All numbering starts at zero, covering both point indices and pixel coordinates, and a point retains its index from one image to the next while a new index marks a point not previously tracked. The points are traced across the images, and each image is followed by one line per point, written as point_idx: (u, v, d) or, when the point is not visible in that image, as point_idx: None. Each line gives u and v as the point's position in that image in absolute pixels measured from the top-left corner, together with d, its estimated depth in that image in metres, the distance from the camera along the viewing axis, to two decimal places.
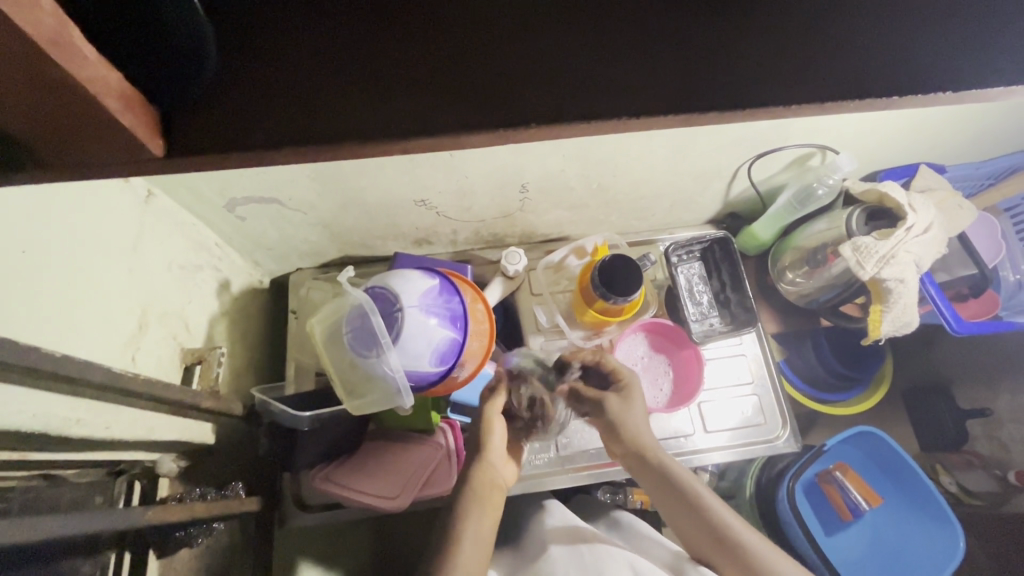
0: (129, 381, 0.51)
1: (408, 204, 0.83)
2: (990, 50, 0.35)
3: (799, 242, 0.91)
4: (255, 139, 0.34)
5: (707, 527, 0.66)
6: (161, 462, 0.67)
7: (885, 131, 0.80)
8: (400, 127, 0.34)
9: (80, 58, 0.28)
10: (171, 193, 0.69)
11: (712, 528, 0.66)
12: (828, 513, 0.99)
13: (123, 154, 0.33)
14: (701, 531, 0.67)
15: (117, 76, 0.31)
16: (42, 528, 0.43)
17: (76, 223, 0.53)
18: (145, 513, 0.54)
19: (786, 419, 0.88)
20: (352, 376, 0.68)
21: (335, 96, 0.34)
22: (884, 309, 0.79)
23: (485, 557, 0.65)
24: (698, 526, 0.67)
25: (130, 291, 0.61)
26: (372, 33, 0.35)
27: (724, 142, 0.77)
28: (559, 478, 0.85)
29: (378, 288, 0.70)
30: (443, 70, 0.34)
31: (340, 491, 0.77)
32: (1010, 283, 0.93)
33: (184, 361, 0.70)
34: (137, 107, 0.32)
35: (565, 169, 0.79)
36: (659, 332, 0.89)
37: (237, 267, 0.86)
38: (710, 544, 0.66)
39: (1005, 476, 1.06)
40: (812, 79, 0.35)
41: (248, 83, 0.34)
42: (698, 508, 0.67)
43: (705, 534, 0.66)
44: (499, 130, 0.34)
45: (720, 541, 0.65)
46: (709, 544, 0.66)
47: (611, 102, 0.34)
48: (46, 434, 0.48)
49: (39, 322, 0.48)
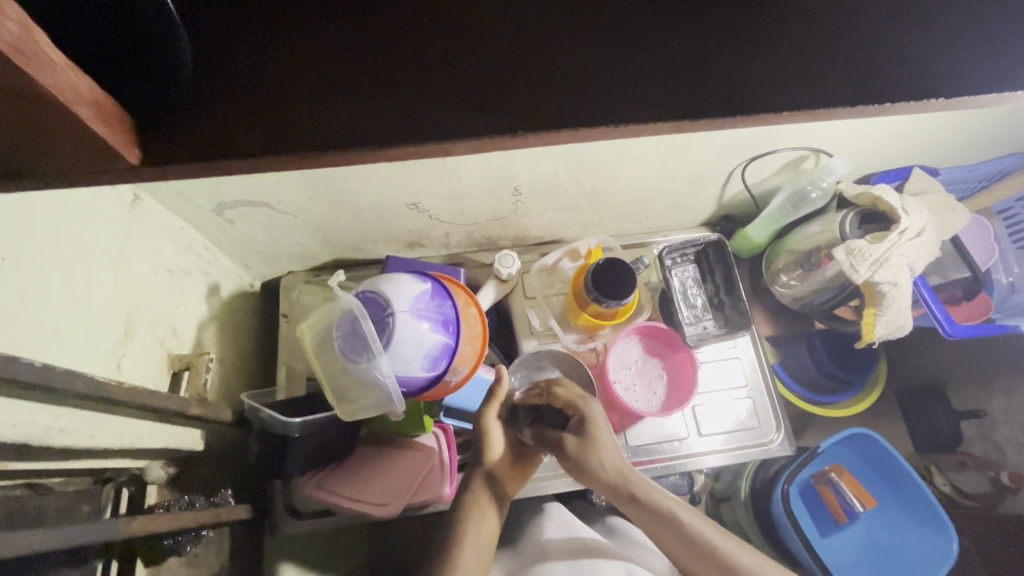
0: (114, 390, 0.50)
1: (400, 207, 0.82)
2: (982, 57, 0.35)
3: (793, 245, 0.90)
4: (235, 147, 0.33)
5: (692, 550, 0.65)
6: (149, 469, 0.66)
7: (878, 135, 0.80)
8: (382, 133, 0.33)
9: (50, 67, 0.27)
10: (159, 197, 0.68)
11: (695, 549, 0.65)
12: (822, 516, 0.98)
13: (98, 162, 0.32)
14: (686, 555, 0.65)
15: (90, 84, 0.30)
16: (22, 542, 0.42)
17: (60, 229, 0.52)
18: (130, 524, 0.53)
19: (781, 422, 0.88)
20: (342, 382, 0.68)
21: (317, 103, 0.33)
22: (878, 313, 0.79)
23: (485, 559, 0.69)
24: (682, 549, 0.66)
25: (116, 297, 0.60)
26: (355, 38, 0.34)
27: (717, 146, 0.76)
28: (554, 483, 0.83)
29: (369, 292, 0.69)
30: (427, 77, 0.34)
31: (329, 497, 0.77)
32: (1003, 286, 0.95)
33: (172, 367, 0.69)
34: (111, 114, 0.31)
35: (558, 172, 0.78)
36: (653, 335, 0.87)
37: (228, 271, 0.85)
38: (698, 564, 0.65)
39: (997, 477, 1.07)
40: (804, 86, 0.34)
41: (224, 89, 0.34)
42: (680, 533, 0.65)
43: (691, 557, 0.65)
44: (486, 137, 0.33)
45: (708, 562, 0.64)
46: (694, 563, 0.65)
47: (600, 109, 0.34)
48: (27, 444, 0.47)
49: (22, 330, 0.47)
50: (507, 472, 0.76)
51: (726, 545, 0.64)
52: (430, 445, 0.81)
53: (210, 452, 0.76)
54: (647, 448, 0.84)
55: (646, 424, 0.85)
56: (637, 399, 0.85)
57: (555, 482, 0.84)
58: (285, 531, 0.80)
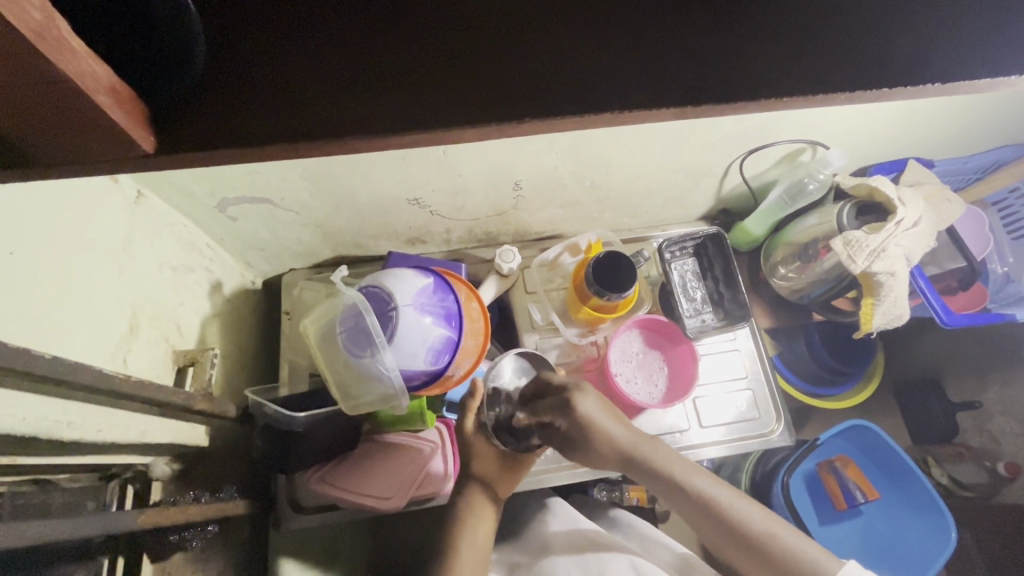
0: (121, 383, 0.51)
1: (402, 204, 0.83)
2: (977, 43, 0.36)
3: (790, 238, 0.91)
4: (247, 134, 0.33)
5: (718, 528, 0.61)
6: (154, 466, 0.66)
7: (874, 127, 0.80)
8: (394, 120, 0.33)
9: (70, 54, 0.27)
10: (162, 193, 0.68)
11: (721, 526, 0.61)
12: (823, 505, 0.98)
13: (113, 149, 0.33)
14: (719, 538, 0.62)
15: (107, 71, 0.30)
16: (31, 534, 0.42)
17: (63, 223, 0.52)
18: (137, 517, 0.53)
19: (781, 413, 0.89)
20: (346, 377, 0.68)
21: (325, 93, 0.34)
22: (875, 303, 0.80)
23: (484, 559, 0.69)
24: (708, 527, 0.62)
25: (120, 292, 0.60)
26: (362, 26, 0.34)
27: (715, 138, 0.77)
28: (556, 477, 0.84)
29: (372, 287, 0.70)
30: (434, 66, 0.34)
31: (334, 492, 0.78)
32: (998, 276, 0.96)
33: (176, 363, 0.70)
34: (129, 102, 0.31)
35: (558, 167, 0.79)
36: (653, 328, 0.88)
37: (230, 268, 0.85)
38: (731, 546, 0.61)
39: (994, 468, 1.09)
40: (799, 71, 0.35)
41: (237, 79, 0.34)
42: (700, 505, 0.62)
43: (720, 537, 0.61)
44: (494, 125, 0.34)
45: (734, 539, 0.60)
46: (724, 543, 0.62)
47: (604, 95, 0.34)
48: (36, 438, 0.47)
49: (29, 323, 0.48)
50: (498, 476, 0.75)
51: (747, 514, 0.61)
52: (432, 439, 0.82)
53: (214, 448, 0.76)
54: None
55: (647, 415, 0.86)
56: (639, 392, 0.85)
57: (556, 475, 0.84)
58: (288, 528, 0.80)
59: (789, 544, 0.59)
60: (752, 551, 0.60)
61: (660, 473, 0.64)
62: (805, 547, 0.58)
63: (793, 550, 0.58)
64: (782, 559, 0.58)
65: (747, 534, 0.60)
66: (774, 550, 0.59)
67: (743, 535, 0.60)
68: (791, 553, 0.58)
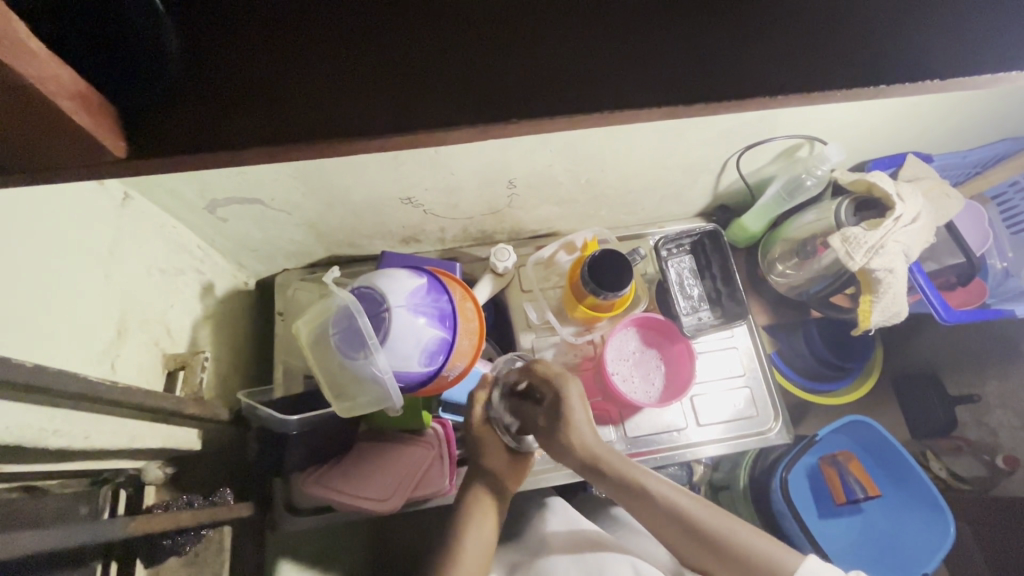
0: (107, 391, 0.50)
1: (395, 203, 0.82)
2: (973, 36, 0.35)
3: (788, 234, 0.91)
4: (227, 138, 0.33)
5: (691, 539, 0.63)
6: (145, 470, 0.67)
7: (872, 121, 0.79)
8: (381, 123, 0.33)
9: (29, 56, 0.26)
10: (149, 195, 0.67)
11: (694, 538, 0.63)
12: (823, 502, 0.97)
13: (85, 156, 0.32)
14: (692, 549, 0.63)
15: (72, 74, 0.29)
16: (18, 545, 0.41)
17: (48, 226, 0.52)
18: (126, 525, 0.52)
19: (779, 411, 0.88)
20: (340, 378, 0.67)
21: (308, 94, 0.33)
22: (874, 299, 0.79)
23: (487, 556, 0.67)
24: (681, 538, 0.63)
25: (107, 296, 0.59)
26: (343, 24, 0.33)
27: (712, 134, 0.76)
28: (554, 477, 0.84)
29: (364, 288, 0.69)
30: (419, 67, 0.33)
31: (329, 493, 0.77)
32: (997, 270, 0.95)
33: (167, 367, 0.69)
34: (96, 106, 0.31)
35: (552, 164, 0.78)
36: (650, 326, 0.87)
37: (221, 269, 0.85)
38: (702, 555, 0.63)
39: (993, 461, 1.08)
40: (791, 70, 0.34)
41: (216, 81, 0.33)
42: (672, 518, 0.63)
43: (696, 551, 0.63)
44: (480, 126, 0.33)
45: (707, 549, 0.62)
46: (698, 554, 0.63)
47: (594, 92, 0.33)
48: (21, 446, 0.46)
49: (14, 332, 0.47)
50: (506, 470, 0.75)
51: (720, 523, 0.62)
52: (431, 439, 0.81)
53: (208, 451, 0.76)
54: (646, 439, 0.85)
55: (645, 414, 0.86)
56: (636, 390, 0.85)
57: (554, 476, 0.83)
58: (285, 529, 0.79)
59: (758, 548, 0.61)
60: (725, 560, 0.61)
61: (632, 485, 0.66)
62: (771, 549, 0.61)
63: (764, 554, 0.60)
64: (758, 566, 0.60)
65: (722, 542, 0.61)
66: (747, 557, 0.60)
67: (716, 545, 0.62)
68: (759, 557, 0.60)
